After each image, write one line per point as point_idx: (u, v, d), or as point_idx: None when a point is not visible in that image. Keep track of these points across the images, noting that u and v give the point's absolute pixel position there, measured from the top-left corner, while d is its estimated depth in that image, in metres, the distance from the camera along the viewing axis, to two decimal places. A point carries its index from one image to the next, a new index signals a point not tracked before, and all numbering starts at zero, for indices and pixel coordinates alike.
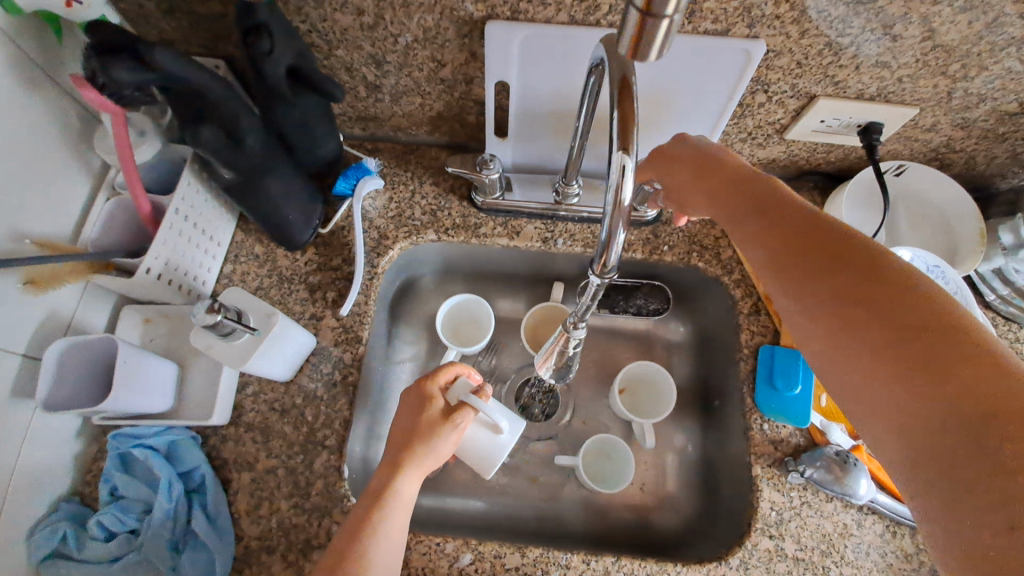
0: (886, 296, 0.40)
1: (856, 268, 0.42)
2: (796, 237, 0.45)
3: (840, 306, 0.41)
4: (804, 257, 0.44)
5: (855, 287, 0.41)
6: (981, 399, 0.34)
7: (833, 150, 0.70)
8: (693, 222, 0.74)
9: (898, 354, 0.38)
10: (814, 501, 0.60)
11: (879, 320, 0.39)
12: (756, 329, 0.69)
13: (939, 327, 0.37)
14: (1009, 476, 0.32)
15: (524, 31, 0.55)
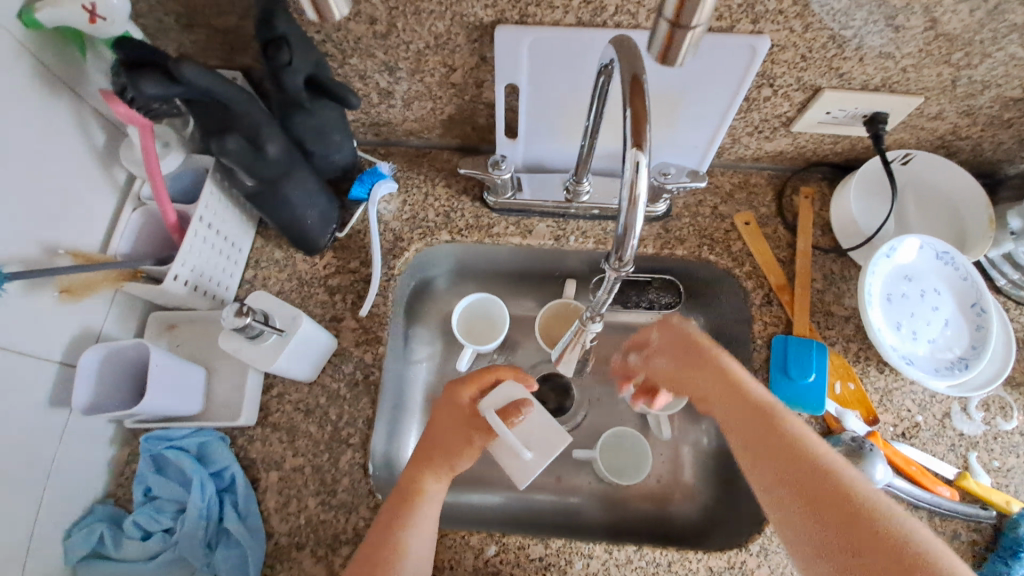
0: (808, 469, 0.50)
1: (785, 437, 0.53)
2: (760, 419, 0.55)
3: (764, 467, 0.52)
4: (764, 444, 0.53)
5: (788, 467, 0.51)
6: (852, 518, 0.47)
7: (840, 140, 0.71)
8: (703, 216, 0.75)
9: (823, 511, 0.48)
10: None
11: (798, 489, 0.50)
12: (769, 319, 0.69)
13: (839, 496, 0.48)
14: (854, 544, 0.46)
15: (533, 35, 0.57)
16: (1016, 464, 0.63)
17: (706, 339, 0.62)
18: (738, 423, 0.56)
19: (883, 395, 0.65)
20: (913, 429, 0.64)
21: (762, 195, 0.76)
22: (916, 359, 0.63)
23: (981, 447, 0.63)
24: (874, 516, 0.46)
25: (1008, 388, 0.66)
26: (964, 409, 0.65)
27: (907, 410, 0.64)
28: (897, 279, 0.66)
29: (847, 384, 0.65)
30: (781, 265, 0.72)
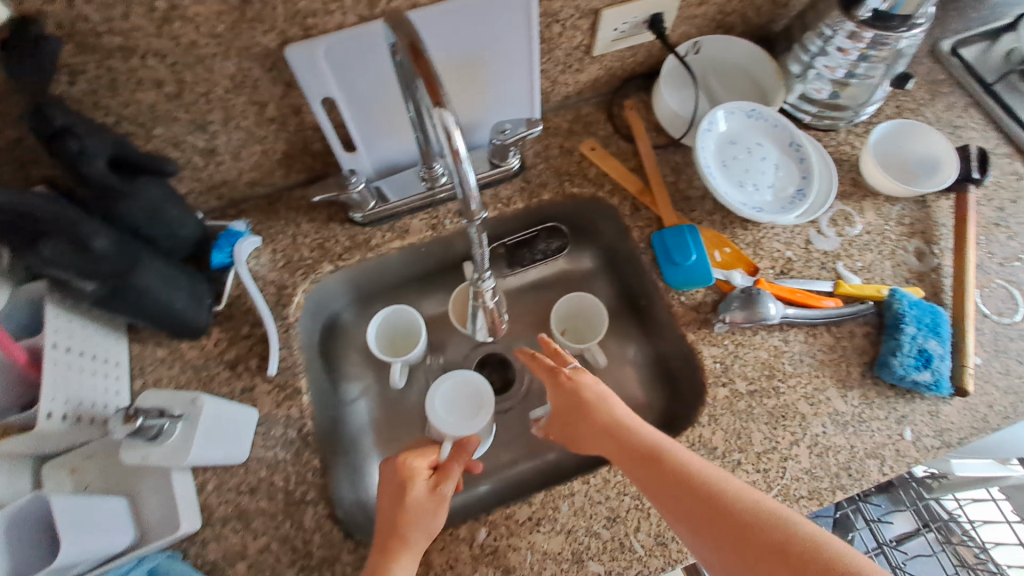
0: (715, 502, 0.51)
1: (679, 468, 0.54)
2: (635, 451, 0.57)
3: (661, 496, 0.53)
4: (657, 475, 0.54)
5: (662, 478, 0.54)
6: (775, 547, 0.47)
7: (637, 52, 0.80)
8: (554, 157, 0.81)
9: (724, 533, 0.49)
10: (744, 339, 0.69)
11: (708, 518, 0.50)
12: (642, 224, 0.76)
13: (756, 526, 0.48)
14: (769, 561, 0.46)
15: (322, 45, 0.58)
16: (872, 259, 0.74)
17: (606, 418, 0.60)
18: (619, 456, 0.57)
19: (754, 247, 0.74)
20: (787, 265, 0.73)
21: (597, 122, 0.84)
22: (767, 205, 0.72)
23: (844, 256, 0.74)
24: (757, 513, 0.49)
25: (845, 202, 0.77)
26: (818, 231, 0.75)
27: (778, 251, 0.74)
28: (725, 146, 0.75)
29: (724, 249, 0.74)
30: (633, 174, 0.79)
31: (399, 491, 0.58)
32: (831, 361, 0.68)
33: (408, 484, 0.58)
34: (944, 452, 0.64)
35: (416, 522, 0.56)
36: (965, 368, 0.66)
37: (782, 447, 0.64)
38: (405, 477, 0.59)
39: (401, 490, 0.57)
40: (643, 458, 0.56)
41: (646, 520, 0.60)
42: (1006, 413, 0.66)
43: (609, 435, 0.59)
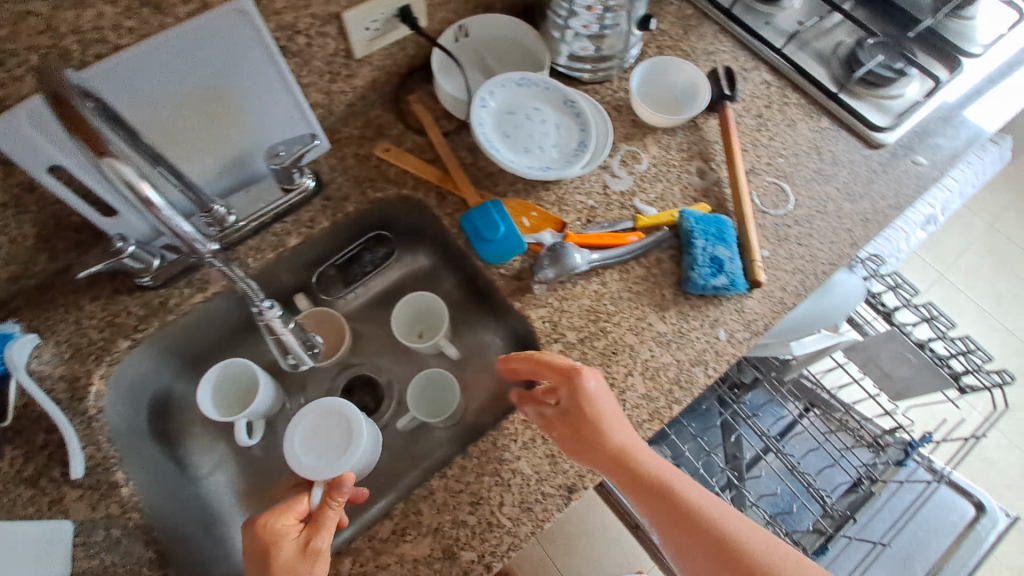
0: (723, 541, 0.54)
1: (685, 504, 0.56)
2: (634, 476, 0.57)
3: (670, 532, 0.56)
4: (664, 506, 0.56)
5: (674, 515, 0.56)
6: None
7: (402, 45, 0.81)
8: (351, 166, 0.80)
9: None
10: (565, 292, 0.72)
11: (713, 560, 0.54)
12: (451, 210, 0.77)
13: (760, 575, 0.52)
14: None
15: (18, 108, 0.52)
16: (662, 188, 0.80)
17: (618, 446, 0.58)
18: (629, 487, 0.58)
19: (558, 206, 0.78)
20: (591, 213, 0.78)
21: (388, 121, 0.84)
22: (554, 161, 0.75)
23: (639, 192, 0.80)
24: (761, 558, 0.53)
25: (629, 142, 0.83)
26: (612, 174, 0.81)
27: (580, 203, 0.78)
28: (504, 116, 0.77)
29: (531, 214, 0.76)
30: (432, 163, 0.80)
31: (266, 560, 0.54)
32: (646, 290, 0.73)
33: (274, 549, 0.54)
34: (755, 341, 0.71)
35: None
36: (755, 262, 0.73)
37: (618, 381, 0.68)
38: (269, 542, 0.55)
39: (264, 560, 0.54)
40: (646, 486, 0.57)
41: (508, 492, 0.61)
42: (798, 292, 0.74)
43: (623, 471, 0.57)
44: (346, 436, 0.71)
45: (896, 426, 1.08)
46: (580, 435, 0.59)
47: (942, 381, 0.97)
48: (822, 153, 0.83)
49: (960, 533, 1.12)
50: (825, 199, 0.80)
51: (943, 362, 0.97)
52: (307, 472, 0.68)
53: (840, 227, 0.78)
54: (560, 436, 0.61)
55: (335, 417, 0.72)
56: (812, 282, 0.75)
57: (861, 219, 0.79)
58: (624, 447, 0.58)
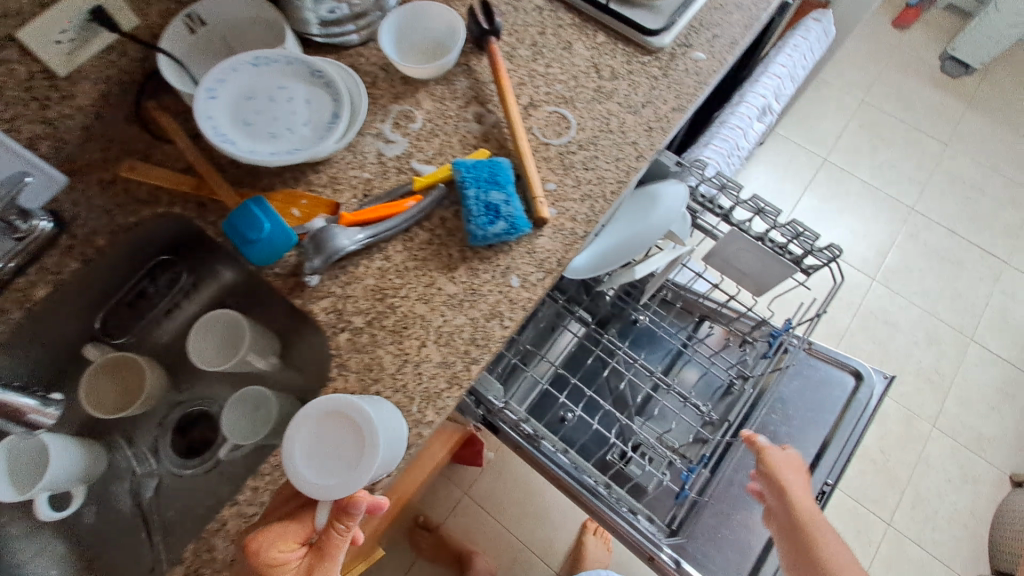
0: (819, 559, 0.72)
1: (809, 539, 0.74)
2: (796, 520, 0.76)
3: (784, 529, 0.77)
4: (798, 534, 0.75)
5: (795, 533, 0.75)
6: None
7: (118, 55, 0.74)
8: (97, 196, 0.72)
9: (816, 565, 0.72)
10: (346, 276, 0.68)
11: (802, 552, 0.74)
12: (214, 219, 0.71)
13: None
14: None
15: None
16: (440, 143, 0.76)
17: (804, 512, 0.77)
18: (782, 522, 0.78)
19: (330, 187, 0.73)
20: (367, 186, 0.73)
21: (133, 137, 0.76)
22: (306, 143, 0.69)
23: (415, 153, 0.75)
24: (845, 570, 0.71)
25: (400, 102, 0.78)
26: (385, 140, 0.75)
27: (354, 177, 0.73)
28: (242, 103, 0.69)
29: (299, 203, 0.71)
30: (186, 173, 0.73)
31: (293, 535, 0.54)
32: (433, 255, 0.69)
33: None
34: (550, 280, 0.69)
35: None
36: (537, 199, 0.70)
37: (411, 356, 0.65)
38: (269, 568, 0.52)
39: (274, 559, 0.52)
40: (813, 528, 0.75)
41: (307, 499, 0.59)
42: (588, 220, 0.72)
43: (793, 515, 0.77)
44: (348, 448, 0.56)
45: (761, 319, 1.08)
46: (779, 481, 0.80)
47: (785, 269, 0.97)
48: (601, 70, 0.80)
49: (843, 405, 1.16)
50: (607, 117, 0.77)
51: (782, 249, 0.96)
52: (313, 492, 0.54)
53: (624, 143, 0.76)
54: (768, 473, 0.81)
55: (352, 421, 0.57)
56: (601, 206, 0.73)
57: (644, 130, 0.77)
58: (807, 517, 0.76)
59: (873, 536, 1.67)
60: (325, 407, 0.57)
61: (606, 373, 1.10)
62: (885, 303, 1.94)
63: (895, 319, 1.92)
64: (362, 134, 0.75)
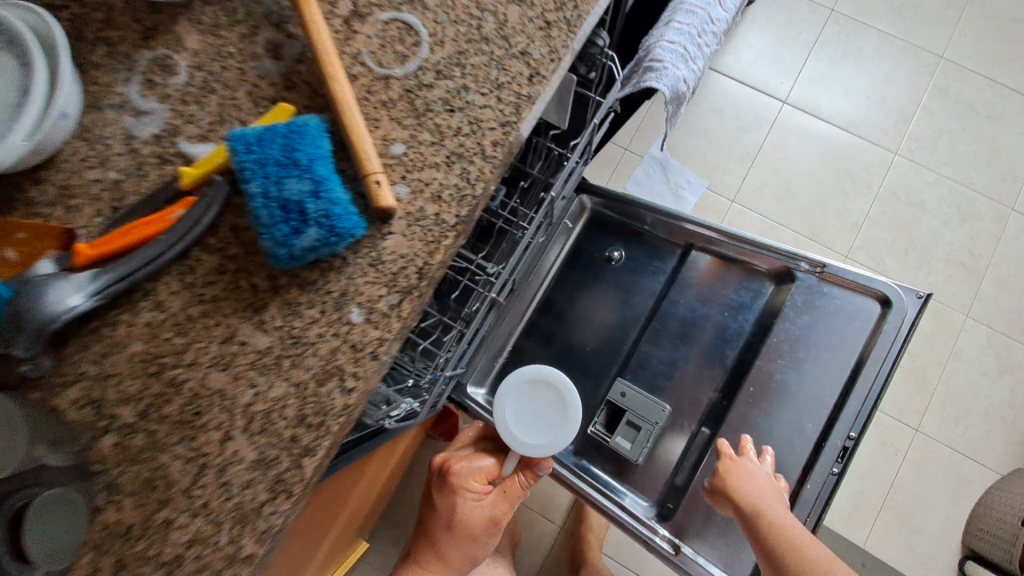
0: (787, 550, 0.81)
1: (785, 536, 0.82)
2: (769, 527, 0.83)
3: (758, 530, 0.84)
4: (763, 528, 0.84)
5: (770, 531, 0.83)
6: (792, 557, 0.80)
7: None
8: None
9: (771, 543, 0.82)
10: (100, 346, 0.44)
11: (771, 548, 0.82)
12: None
13: (792, 552, 0.80)
14: (775, 560, 0.81)
15: None
16: (224, 104, 0.49)
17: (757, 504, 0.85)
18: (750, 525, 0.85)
19: (59, 205, 0.47)
20: (117, 193, 0.47)
21: None
22: None
23: (187, 126, 0.48)
24: (786, 535, 0.82)
25: (152, 46, 0.50)
26: (134, 113, 0.48)
27: (94, 181, 0.47)
28: None
29: (15, 238, 0.45)
30: None
31: None
32: (229, 291, 0.45)
33: None
34: (410, 304, 0.46)
35: None
36: (372, 179, 0.44)
37: (213, 459, 0.43)
38: None
39: None
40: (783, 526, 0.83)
41: None
42: (460, 196, 0.47)
43: (761, 521, 0.84)
44: None
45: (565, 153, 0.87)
46: (764, 493, 0.86)
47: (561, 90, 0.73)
48: None
49: (867, 337, 0.94)
50: (478, 16, 0.49)
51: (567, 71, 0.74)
52: None
53: (508, 57, 0.49)
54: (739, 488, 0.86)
55: None
56: (479, 168, 0.47)
57: (538, 29, 0.49)
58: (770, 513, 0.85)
59: (900, 445, 1.52)
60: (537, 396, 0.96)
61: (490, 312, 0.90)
62: (909, 181, 1.64)
63: (920, 199, 1.64)
64: (97, 108, 0.48)
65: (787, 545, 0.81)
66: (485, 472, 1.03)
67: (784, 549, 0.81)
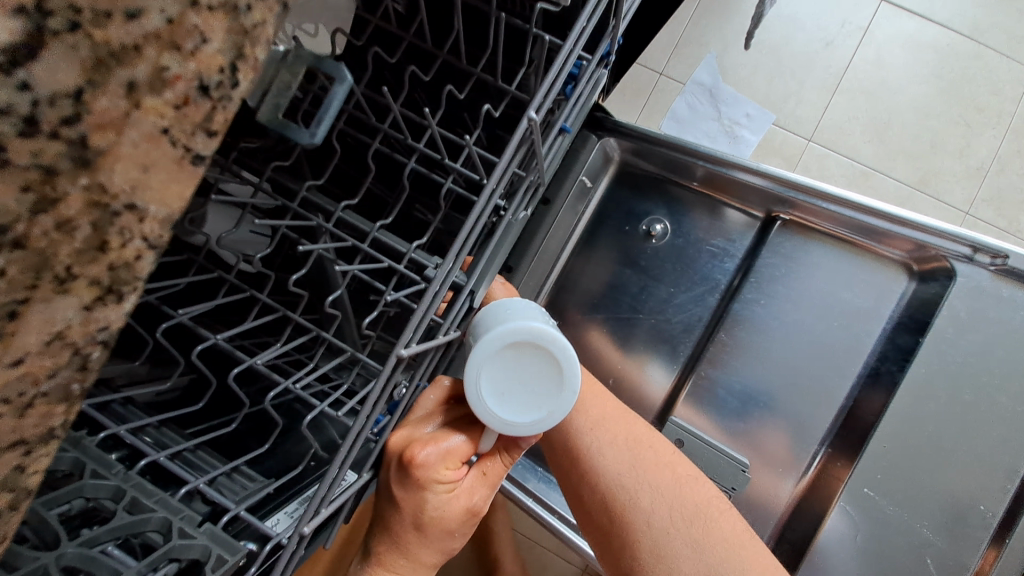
0: (613, 505, 0.53)
1: (614, 482, 0.54)
2: (593, 460, 0.55)
3: (576, 463, 0.56)
4: (589, 472, 0.55)
5: (588, 467, 0.55)
6: (619, 521, 0.53)
7: None
8: None
9: (589, 488, 0.55)
10: None
11: (590, 497, 0.55)
12: None
13: (619, 514, 0.53)
14: (597, 506, 0.54)
15: None
16: None
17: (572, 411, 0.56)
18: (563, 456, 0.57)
19: None
20: None
21: None
22: None
23: None
24: (634, 502, 0.53)
25: None
26: None
27: None
28: None
29: None
30: None
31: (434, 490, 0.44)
32: None
33: (438, 500, 0.44)
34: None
35: (437, 540, 0.47)
36: None
37: None
38: (421, 497, 0.44)
39: (421, 505, 0.44)
40: (617, 458, 0.54)
41: None
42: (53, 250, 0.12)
43: (575, 446, 0.56)
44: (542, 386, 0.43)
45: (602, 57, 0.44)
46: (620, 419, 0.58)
47: None
48: None
49: None
50: None
51: None
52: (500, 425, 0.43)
53: None
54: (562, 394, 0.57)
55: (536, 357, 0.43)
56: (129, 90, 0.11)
57: None
58: (596, 431, 0.56)
59: None
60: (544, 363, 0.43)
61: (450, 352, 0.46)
62: None
63: None
64: None
65: (626, 518, 0.53)
66: (458, 457, 0.45)
67: (604, 504, 0.54)
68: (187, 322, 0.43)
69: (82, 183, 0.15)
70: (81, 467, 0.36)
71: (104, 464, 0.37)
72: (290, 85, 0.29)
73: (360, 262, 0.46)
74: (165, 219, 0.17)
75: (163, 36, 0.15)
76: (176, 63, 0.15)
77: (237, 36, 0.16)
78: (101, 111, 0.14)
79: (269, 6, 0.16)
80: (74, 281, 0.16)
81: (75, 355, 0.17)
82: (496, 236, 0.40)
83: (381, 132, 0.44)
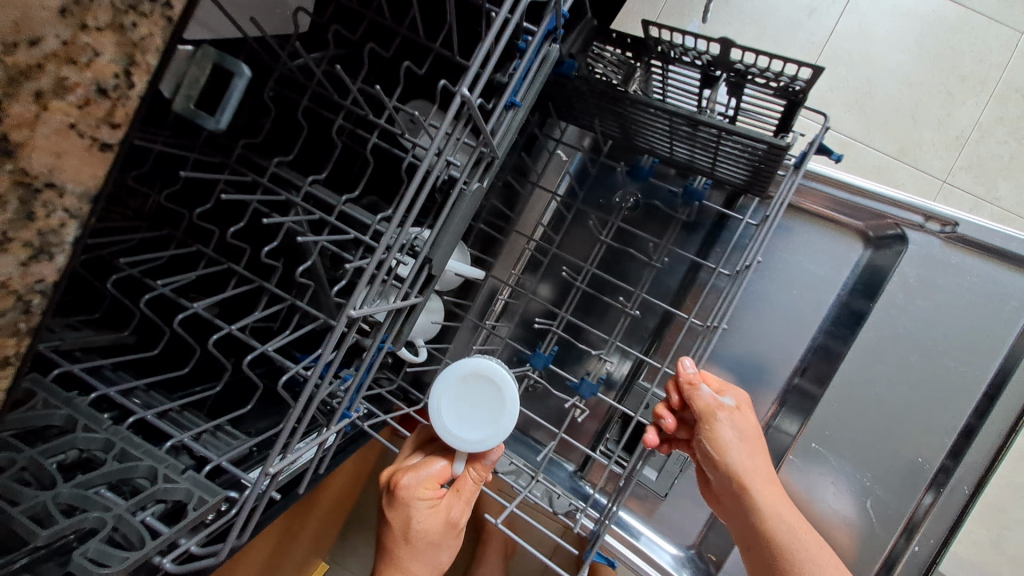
0: (764, 548, 0.49)
1: (792, 538, 0.48)
2: (743, 502, 0.50)
3: (727, 502, 0.52)
4: (735, 509, 0.51)
5: (737, 507, 0.51)
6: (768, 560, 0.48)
7: None
8: None
9: (740, 523, 0.51)
10: None
11: (747, 544, 0.51)
12: None
13: (771, 559, 0.48)
14: (750, 548, 0.50)
15: None
16: None
17: (723, 453, 0.51)
18: (721, 499, 0.53)
19: None
20: None
21: None
22: None
23: None
24: (775, 544, 0.48)
25: None
26: None
27: None
28: None
29: None
30: None
31: (415, 508, 0.50)
32: None
33: (419, 518, 0.50)
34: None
35: (426, 554, 0.51)
36: None
37: None
38: (406, 513, 0.50)
39: (407, 523, 0.50)
40: (753, 502, 0.50)
41: None
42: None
43: (728, 490, 0.51)
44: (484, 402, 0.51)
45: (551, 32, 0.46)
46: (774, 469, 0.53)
47: None
48: None
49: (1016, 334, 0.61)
50: None
51: None
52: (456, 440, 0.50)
53: None
54: (704, 433, 0.53)
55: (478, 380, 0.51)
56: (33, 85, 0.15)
57: None
58: (754, 479, 0.50)
59: None
60: (479, 369, 0.51)
61: (413, 315, 0.49)
62: None
63: None
64: None
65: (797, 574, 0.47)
66: (435, 477, 0.51)
67: (760, 551, 0.49)
68: (168, 293, 0.47)
69: (6, 167, 0.18)
70: (74, 422, 0.40)
71: (95, 420, 0.40)
72: (199, 79, 0.33)
73: (327, 234, 0.49)
74: (83, 194, 0.20)
75: (60, 53, 0.18)
76: (74, 73, 0.19)
77: (126, 48, 0.19)
78: (17, 115, 0.18)
79: (154, 21, 0.20)
80: (10, 243, 0.19)
81: (18, 301, 0.20)
82: (448, 206, 0.43)
83: (344, 108, 0.46)
